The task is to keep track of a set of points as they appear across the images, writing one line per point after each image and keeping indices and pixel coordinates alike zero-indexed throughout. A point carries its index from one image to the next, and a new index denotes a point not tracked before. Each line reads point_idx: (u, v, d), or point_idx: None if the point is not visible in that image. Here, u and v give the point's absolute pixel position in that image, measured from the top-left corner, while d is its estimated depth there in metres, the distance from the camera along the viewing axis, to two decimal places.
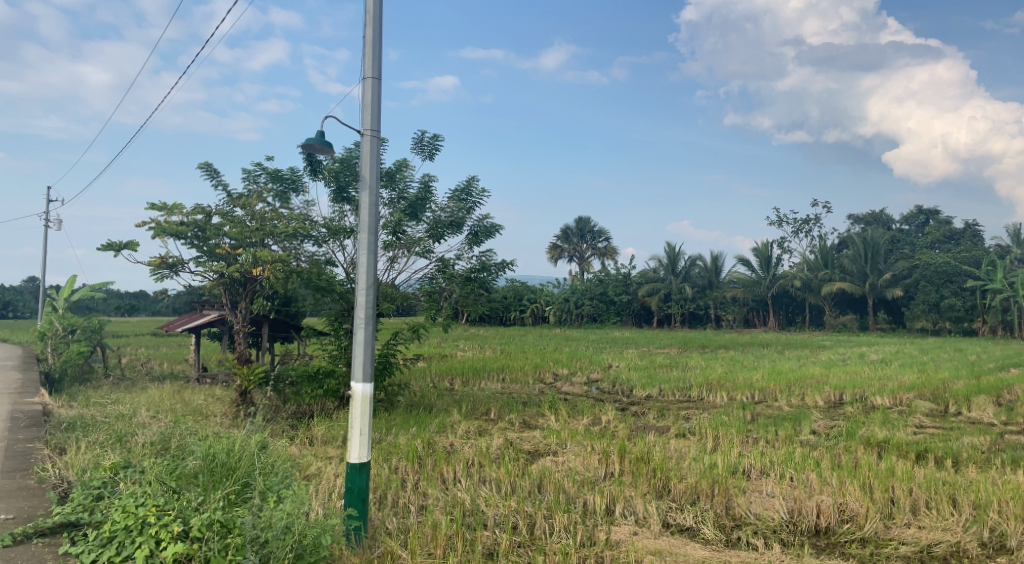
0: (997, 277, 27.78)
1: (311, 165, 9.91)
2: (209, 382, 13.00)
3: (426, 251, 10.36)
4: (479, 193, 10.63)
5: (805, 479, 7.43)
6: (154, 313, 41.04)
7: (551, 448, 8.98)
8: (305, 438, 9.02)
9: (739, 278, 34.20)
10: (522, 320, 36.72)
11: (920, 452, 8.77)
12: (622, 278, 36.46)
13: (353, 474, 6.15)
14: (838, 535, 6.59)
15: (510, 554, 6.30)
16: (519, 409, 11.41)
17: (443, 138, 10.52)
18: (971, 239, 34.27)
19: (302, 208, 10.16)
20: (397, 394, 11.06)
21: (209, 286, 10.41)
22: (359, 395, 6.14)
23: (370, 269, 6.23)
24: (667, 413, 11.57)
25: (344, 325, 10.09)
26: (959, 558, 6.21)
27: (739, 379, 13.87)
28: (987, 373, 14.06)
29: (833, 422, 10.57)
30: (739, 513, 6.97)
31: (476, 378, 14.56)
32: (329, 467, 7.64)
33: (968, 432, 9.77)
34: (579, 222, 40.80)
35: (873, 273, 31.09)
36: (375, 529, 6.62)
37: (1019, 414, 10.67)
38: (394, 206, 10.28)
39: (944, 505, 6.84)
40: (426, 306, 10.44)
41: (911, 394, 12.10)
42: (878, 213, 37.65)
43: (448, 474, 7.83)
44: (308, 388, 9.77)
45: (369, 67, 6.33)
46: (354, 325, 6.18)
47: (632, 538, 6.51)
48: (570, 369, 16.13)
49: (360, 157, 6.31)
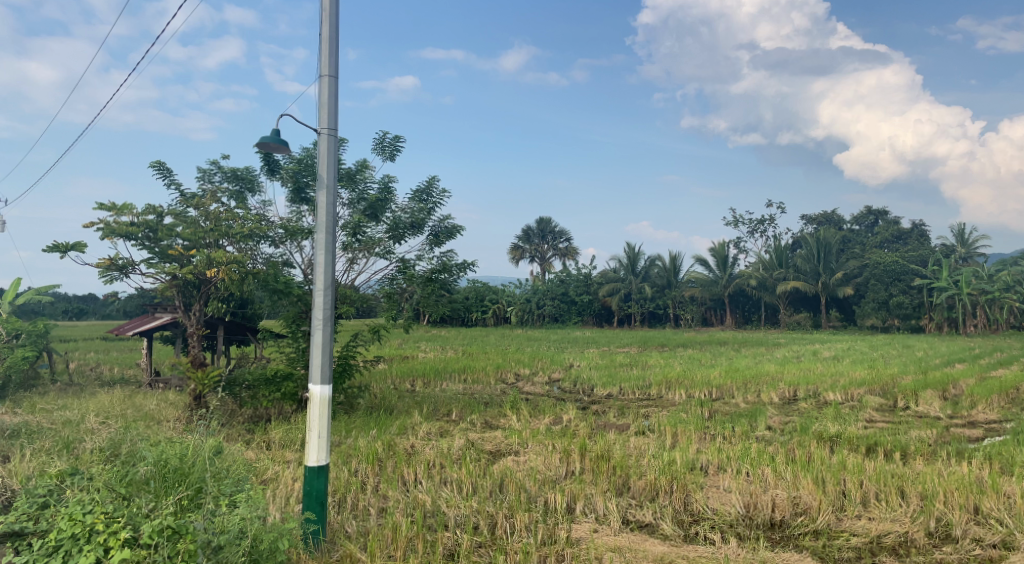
0: (943, 276, 28.79)
1: (268, 165, 9.75)
2: (162, 387, 12.73)
3: (387, 252, 10.27)
4: (439, 193, 10.59)
5: (760, 474, 7.57)
6: (104, 316, 39.87)
7: (513, 448, 9.01)
8: (262, 442, 8.88)
9: (697, 277, 34.71)
10: (484, 320, 36.63)
11: (870, 446, 9.02)
12: (582, 278, 36.67)
13: (311, 477, 6.10)
14: (792, 527, 6.73)
15: (471, 554, 6.29)
16: (480, 410, 11.39)
17: (405, 139, 10.43)
18: (918, 239, 35.34)
19: (258, 208, 9.97)
20: (357, 396, 10.99)
21: (161, 288, 10.12)
22: (316, 397, 6.08)
23: (328, 269, 6.17)
24: (628, 411, 11.66)
25: (302, 328, 9.94)
26: (907, 548, 6.40)
27: (698, 377, 14.09)
28: (934, 369, 14.47)
29: (788, 417, 10.81)
30: (697, 508, 7.07)
31: (438, 379, 14.51)
32: (287, 471, 7.54)
33: (916, 425, 10.06)
34: (540, 222, 40.95)
35: (826, 272, 31.94)
36: (333, 532, 6.56)
37: (964, 408, 11.02)
38: (353, 206, 10.17)
39: (892, 497, 7.03)
40: (386, 306, 10.37)
41: (862, 390, 12.43)
42: (829, 213, 38.59)
43: (409, 475, 7.80)
44: (264, 392, 9.66)
45: (325, 65, 6.27)
46: (312, 326, 6.12)
47: (592, 536, 6.56)
48: (531, 370, 16.19)
49: (317, 157, 6.25)
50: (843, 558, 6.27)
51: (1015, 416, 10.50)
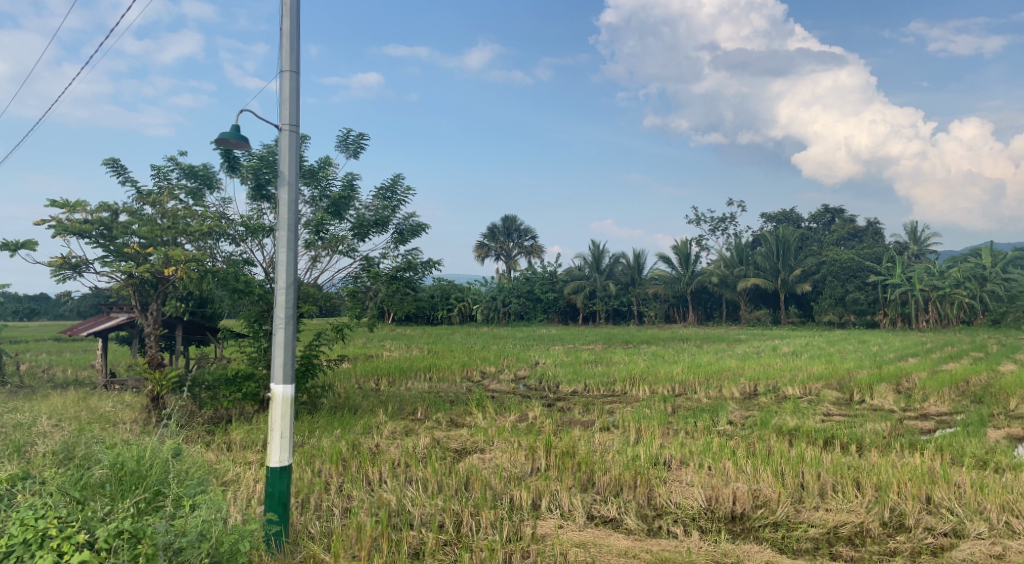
0: (896, 272, 29.64)
1: (228, 162, 9.58)
2: (118, 388, 12.45)
3: (350, 250, 10.19)
4: (404, 191, 10.52)
5: (721, 468, 7.70)
6: (57, 316, 38.80)
7: (478, 445, 9.01)
8: (222, 443, 8.76)
9: (660, 275, 35.08)
10: (449, 319, 36.48)
11: (828, 438, 9.24)
12: (547, 276, 36.81)
13: (274, 478, 6.03)
14: (752, 520, 6.85)
15: (436, 553, 6.29)
16: (446, 408, 11.37)
17: (369, 137, 10.33)
18: (873, 237, 36.22)
19: (217, 206, 9.79)
20: (320, 396, 10.88)
21: (116, 288, 9.85)
22: (279, 397, 6.01)
23: (290, 267, 6.10)
24: (592, 407, 11.76)
25: (264, 327, 9.83)
26: (862, 538, 6.56)
27: (661, 373, 14.25)
28: (889, 363, 14.86)
29: (748, 412, 11.01)
30: (660, 502, 7.17)
31: (403, 378, 14.45)
32: (248, 472, 7.45)
33: (871, 418, 10.33)
34: (505, 222, 41.05)
35: (784, 269, 32.49)
36: (296, 533, 6.50)
37: (917, 400, 11.34)
38: (316, 204, 10.06)
39: (849, 488, 7.21)
40: (350, 305, 10.28)
41: (820, 384, 12.72)
42: (788, 212, 39.36)
43: (373, 475, 7.76)
44: (225, 392, 9.59)
45: (286, 60, 6.20)
46: (274, 325, 6.06)
47: (557, 531, 6.60)
48: (497, 367, 16.22)
49: (279, 153, 6.18)
50: (802, 549, 6.40)
51: (964, 408, 10.83)
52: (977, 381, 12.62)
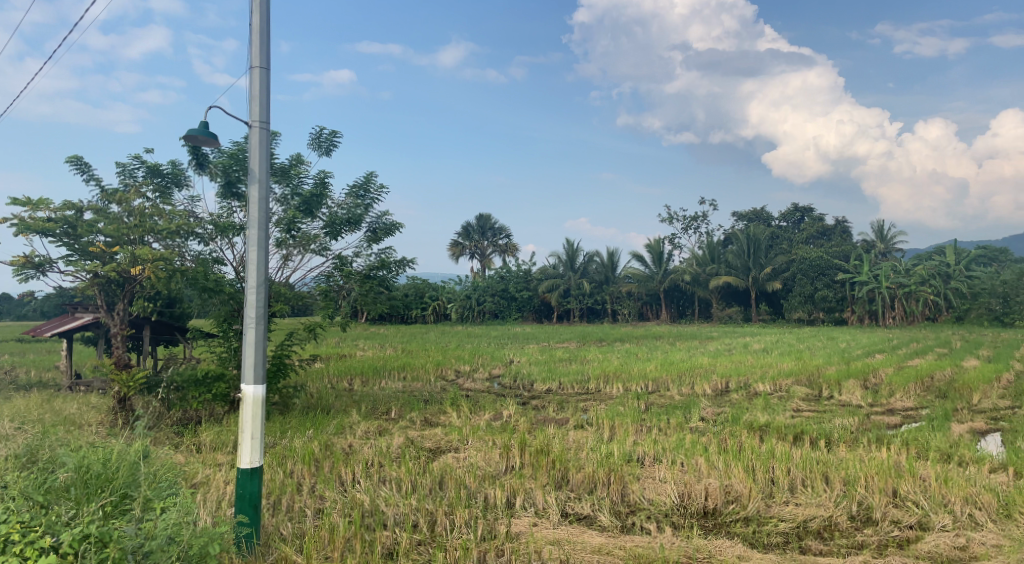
0: (864, 270, 30.24)
1: (196, 158, 9.45)
2: (84, 390, 12.21)
3: (323, 248, 10.10)
4: (377, 189, 10.45)
5: (693, 465, 7.78)
6: (20, 316, 37.89)
7: (453, 444, 8.99)
8: (191, 445, 8.64)
9: (633, 273, 35.41)
10: (423, 318, 36.32)
11: (798, 434, 9.37)
12: (522, 274, 36.86)
13: (244, 479, 5.96)
14: (724, 515, 6.92)
15: (410, 553, 6.27)
16: (420, 407, 11.33)
17: (342, 134, 10.24)
18: (841, 236, 36.82)
19: (185, 204, 9.64)
20: (292, 396, 10.77)
21: (81, 287, 9.66)
22: (249, 397, 5.95)
23: (261, 266, 6.03)
24: (566, 405, 11.80)
25: (234, 326, 9.71)
26: (831, 531, 6.66)
27: (634, 371, 14.35)
28: (856, 359, 15.12)
29: (720, 408, 11.13)
30: (634, 499, 7.22)
31: (376, 377, 14.39)
32: (218, 474, 7.36)
33: (839, 414, 10.50)
34: (480, 220, 41.09)
35: (755, 267, 32.84)
36: (268, 535, 6.44)
37: (883, 396, 11.55)
38: (287, 202, 9.94)
39: (818, 483, 7.32)
40: (322, 304, 10.19)
41: (790, 381, 12.90)
42: (759, 210, 39.86)
43: (346, 476, 7.70)
44: (194, 393, 9.42)
45: (256, 56, 6.13)
46: (244, 324, 5.99)
47: (531, 530, 6.61)
48: (471, 366, 16.22)
49: (249, 149, 6.11)
50: (772, 543, 6.49)
51: (929, 403, 11.06)
52: (941, 376, 12.89)
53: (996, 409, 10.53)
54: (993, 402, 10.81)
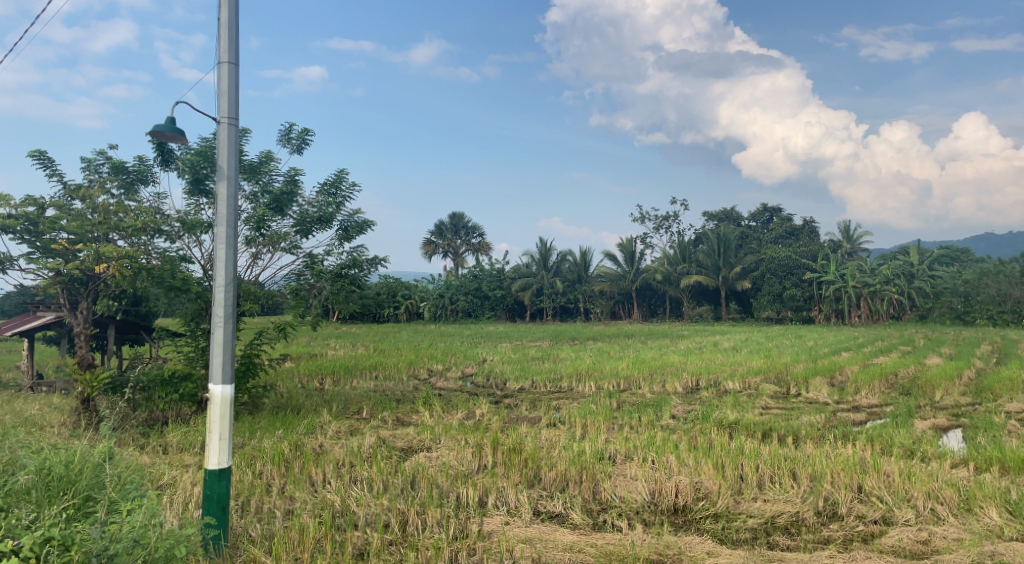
0: (830, 269, 30.80)
1: (162, 155, 9.28)
2: (46, 390, 11.94)
3: (293, 247, 10.00)
4: (348, 187, 10.37)
5: (665, 462, 7.85)
6: None
7: (425, 444, 8.96)
8: (158, 446, 8.52)
9: (606, 272, 35.50)
10: (396, 316, 36.14)
11: (766, 431, 9.51)
12: (495, 273, 36.86)
13: (212, 481, 5.89)
14: (694, 512, 7.00)
15: (381, 553, 6.24)
16: (392, 407, 11.27)
17: (314, 132, 10.14)
18: (808, 236, 37.37)
19: (151, 201, 9.48)
20: (262, 396, 10.64)
21: (43, 285, 9.45)
22: (217, 398, 5.87)
23: (230, 264, 5.96)
24: (539, 404, 11.83)
25: (201, 326, 9.58)
26: (798, 527, 6.76)
27: (606, 369, 14.44)
28: (823, 357, 15.36)
29: (690, 406, 11.24)
30: (605, 497, 7.26)
31: (348, 377, 14.30)
32: (185, 475, 7.25)
33: (807, 411, 10.66)
34: (453, 218, 40.94)
35: (725, 266, 33.16)
36: (236, 537, 6.37)
37: (849, 393, 11.76)
38: (256, 200, 9.82)
39: (785, 479, 7.43)
40: (292, 303, 10.10)
41: (759, 379, 13.06)
42: (729, 210, 40.33)
43: (317, 476, 7.64)
44: (161, 393, 9.28)
45: (225, 51, 6.04)
46: (212, 324, 5.91)
47: (503, 528, 6.62)
48: (444, 365, 16.18)
49: (217, 146, 6.02)
50: (740, 539, 6.57)
51: (893, 400, 11.29)
52: (904, 374, 13.17)
53: (957, 406, 10.79)
54: (954, 399, 11.07)
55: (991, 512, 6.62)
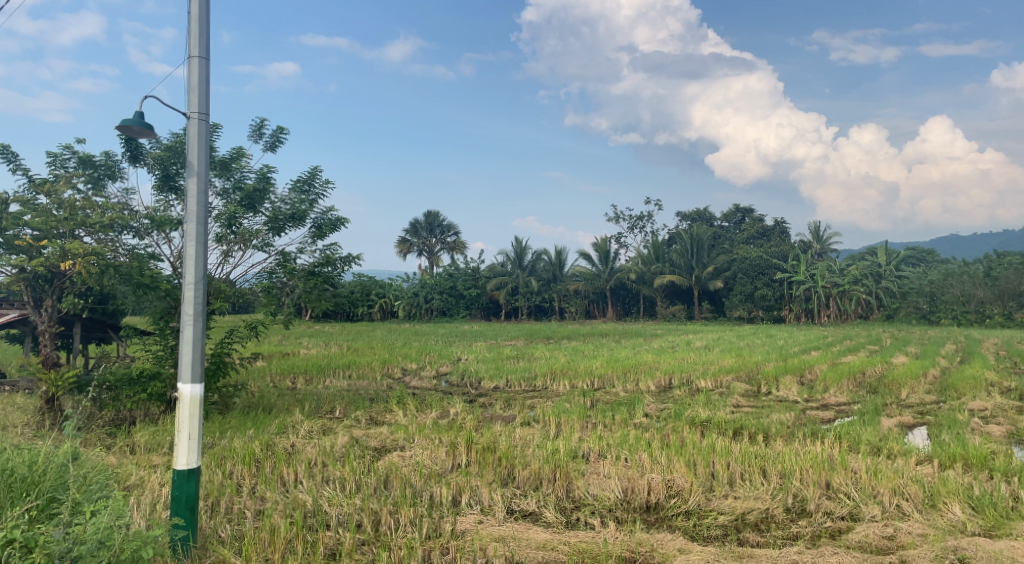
0: (800, 269, 31.23)
1: (131, 151, 9.13)
2: (9, 390, 11.67)
3: (265, 244, 9.89)
4: (322, 184, 10.29)
5: (637, 460, 7.90)
6: None
7: (398, 443, 8.91)
8: (125, 446, 8.38)
9: (581, 271, 35.61)
10: (370, 315, 35.93)
11: (737, 429, 9.61)
12: (470, 272, 36.83)
13: (181, 481, 5.81)
14: (666, 509, 7.05)
15: (353, 553, 6.20)
16: (365, 406, 11.20)
17: (287, 129, 10.02)
18: (779, 236, 37.83)
19: (119, 197, 9.32)
20: (233, 396, 10.51)
21: (6, 283, 9.23)
22: (186, 397, 5.78)
23: (199, 261, 5.88)
24: (513, 403, 11.84)
25: (171, 324, 9.45)
26: (767, 523, 6.85)
27: (580, 368, 14.50)
28: (793, 356, 15.56)
29: (663, 404, 11.33)
30: (578, 495, 7.28)
31: (321, 376, 14.18)
32: (153, 476, 7.14)
33: (777, 409, 10.80)
34: (427, 218, 40.72)
35: (698, 266, 33.41)
36: (205, 538, 6.29)
37: (818, 391, 11.94)
38: (228, 197, 9.70)
39: (755, 476, 7.51)
40: (264, 301, 10.00)
41: (730, 377, 13.20)
42: (702, 211, 40.71)
43: (289, 476, 7.58)
44: (128, 393, 9.14)
45: (195, 46, 5.96)
46: (182, 322, 5.82)
47: (477, 527, 6.61)
48: (418, 364, 16.13)
49: (187, 142, 5.93)
50: (711, 536, 6.63)
51: (861, 398, 11.48)
52: (872, 373, 13.39)
53: (923, 403, 11.00)
54: (920, 397, 11.28)
55: (954, 508, 6.76)
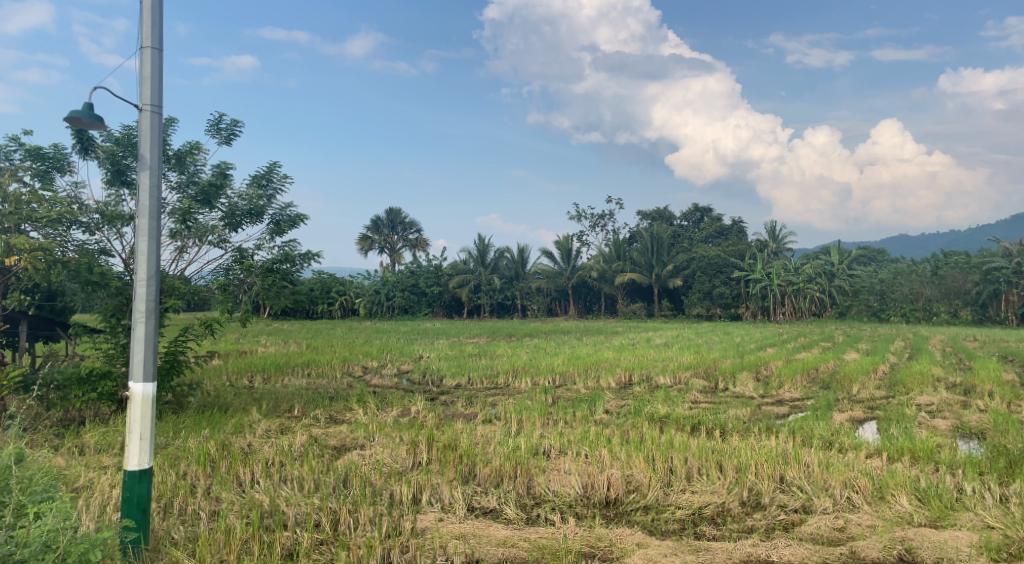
0: (757, 269, 31.81)
1: (81, 143, 8.88)
2: None
3: (221, 240, 9.71)
4: (280, 180, 10.13)
5: (597, 456, 7.96)
6: None
7: (358, 442, 8.84)
8: (73, 447, 8.16)
9: (543, 269, 35.88)
10: (330, 313, 35.54)
11: (695, 424, 9.75)
12: (432, 270, 36.64)
13: (132, 482, 5.67)
14: (625, 504, 7.12)
15: (311, 553, 6.14)
16: (324, 405, 11.07)
17: (244, 123, 9.83)
18: (737, 236, 38.48)
19: (68, 190, 9.05)
20: (187, 395, 10.30)
21: None
22: (138, 396, 5.65)
23: (152, 258, 5.74)
24: (475, 400, 11.84)
25: (122, 322, 9.22)
26: (723, 517, 6.96)
27: (542, 365, 14.57)
28: (749, 353, 15.86)
29: (623, 401, 11.44)
30: (539, 491, 7.32)
31: (279, 374, 13.99)
32: (103, 477, 6.96)
33: (733, 404, 10.98)
34: (390, 214, 40.57)
35: (658, 265, 33.78)
36: (158, 540, 6.17)
37: (774, 387, 12.19)
38: (182, 191, 9.49)
39: (712, 471, 7.63)
40: (220, 298, 9.80)
41: (688, 374, 13.40)
42: (662, 210, 41.19)
43: (244, 476, 7.46)
44: (77, 392, 8.89)
45: (147, 36, 5.82)
46: (133, 320, 5.68)
47: (437, 525, 6.60)
48: (380, 362, 16.03)
49: (139, 135, 5.79)
50: (669, 530, 6.71)
51: (815, 393, 11.74)
52: (825, 368, 13.73)
53: (873, 398, 11.31)
54: (870, 392, 11.59)
55: (902, 499, 6.96)
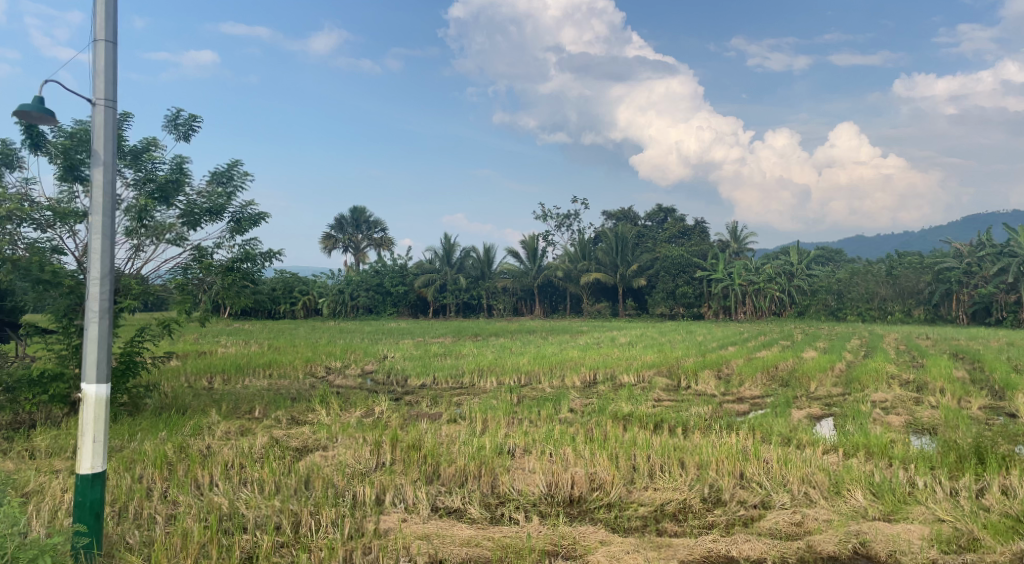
0: (720, 268, 32.27)
1: (31, 138, 8.62)
2: None
3: (179, 238, 9.51)
4: (241, 177, 9.96)
5: (561, 455, 7.99)
6: None
7: (320, 443, 8.74)
8: (24, 451, 7.93)
9: (509, 269, 35.87)
10: (293, 313, 35.12)
11: (657, 423, 9.85)
12: (397, 270, 36.40)
13: (85, 486, 5.53)
14: (588, 502, 7.16)
15: (271, 555, 6.06)
16: (286, 406, 10.92)
17: (202, 118, 9.64)
18: (699, 236, 39.00)
19: (18, 186, 8.78)
20: (143, 397, 10.07)
21: None
22: (91, 398, 5.51)
23: (106, 256, 5.60)
24: (440, 400, 11.80)
25: (75, 322, 8.99)
26: (684, 513, 7.04)
27: (507, 364, 14.59)
28: (711, 352, 16.05)
29: (587, 400, 11.50)
30: (503, 490, 7.31)
31: (240, 375, 13.77)
32: (54, 481, 6.77)
33: (695, 402, 11.11)
34: (353, 214, 40.03)
35: (622, 265, 34.05)
36: (111, 545, 6.03)
37: (734, 385, 12.38)
38: (138, 188, 9.26)
39: (674, 468, 7.70)
40: (178, 298, 9.58)
41: (652, 372, 13.53)
42: (627, 210, 41.55)
43: (203, 479, 7.32)
44: (27, 394, 8.66)
45: (101, 29, 5.67)
46: (86, 320, 5.53)
47: (400, 525, 6.55)
48: (344, 362, 15.89)
49: (92, 130, 5.64)
50: (632, 527, 6.76)
51: (774, 391, 11.95)
52: (784, 367, 13.97)
53: (830, 396, 11.55)
54: (828, 389, 11.84)
55: (857, 494, 7.12)
